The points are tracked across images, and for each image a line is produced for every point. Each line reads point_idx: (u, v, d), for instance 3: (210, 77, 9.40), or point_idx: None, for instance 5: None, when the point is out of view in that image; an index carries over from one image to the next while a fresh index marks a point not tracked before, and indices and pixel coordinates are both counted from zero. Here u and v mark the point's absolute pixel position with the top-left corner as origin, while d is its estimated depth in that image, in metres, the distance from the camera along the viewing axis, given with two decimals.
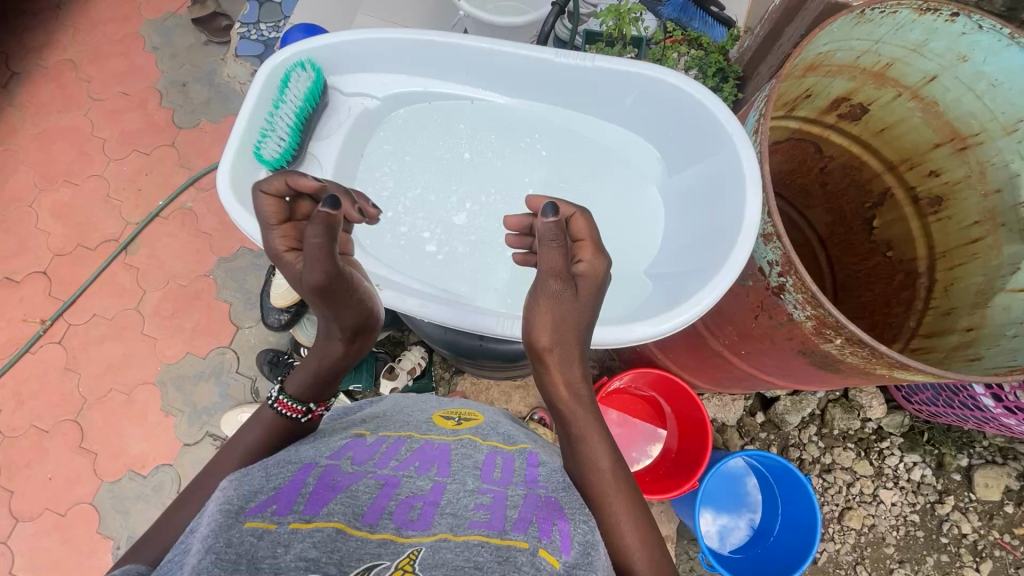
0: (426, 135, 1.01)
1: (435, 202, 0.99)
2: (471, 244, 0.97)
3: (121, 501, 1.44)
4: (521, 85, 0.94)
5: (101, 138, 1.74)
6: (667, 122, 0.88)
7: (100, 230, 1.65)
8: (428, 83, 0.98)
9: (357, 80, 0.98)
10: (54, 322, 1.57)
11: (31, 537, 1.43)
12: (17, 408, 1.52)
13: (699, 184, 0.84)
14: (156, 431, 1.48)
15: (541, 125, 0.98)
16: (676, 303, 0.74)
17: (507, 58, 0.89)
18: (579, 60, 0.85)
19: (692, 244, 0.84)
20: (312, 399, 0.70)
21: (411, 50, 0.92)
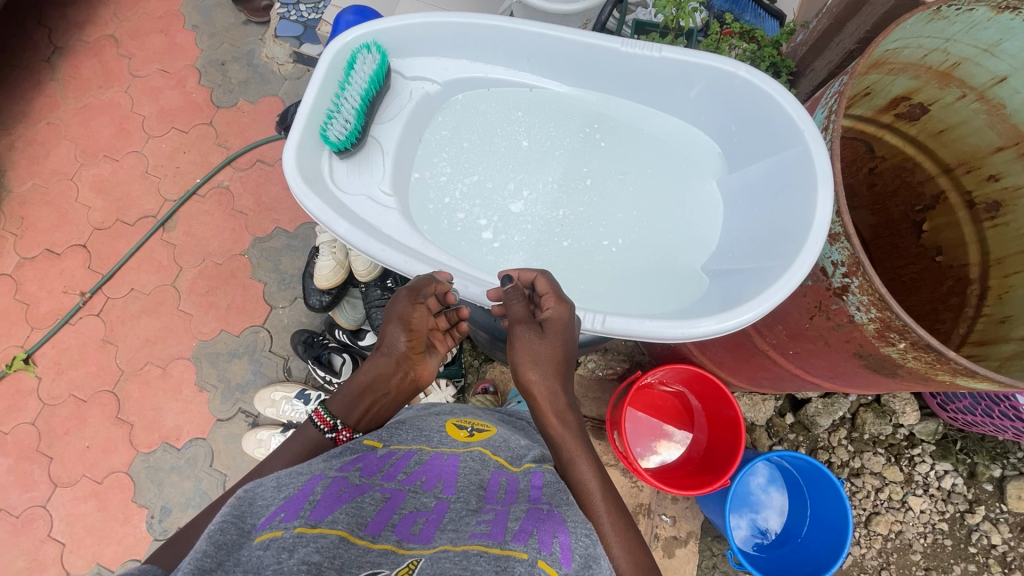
0: (482, 121, 1.00)
1: (492, 189, 0.98)
2: (527, 234, 0.95)
3: (156, 472, 1.47)
4: (581, 72, 0.94)
5: (141, 115, 1.76)
6: (733, 116, 0.87)
7: (139, 206, 1.68)
8: (489, 69, 0.98)
9: (417, 63, 0.97)
10: (93, 294, 1.60)
11: (69, 502, 1.47)
12: (57, 377, 1.56)
13: (768, 180, 0.82)
14: (191, 405, 1.51)
15: (599, 116, 0.98)
16: (741, 300, 0.73)
17: (572, 46, 0.88)
18: (646, 50, 0.84)
19: (756, 242, 0.82)
20: (342, 416, 0.74)
21: (473, 33, 0.91)
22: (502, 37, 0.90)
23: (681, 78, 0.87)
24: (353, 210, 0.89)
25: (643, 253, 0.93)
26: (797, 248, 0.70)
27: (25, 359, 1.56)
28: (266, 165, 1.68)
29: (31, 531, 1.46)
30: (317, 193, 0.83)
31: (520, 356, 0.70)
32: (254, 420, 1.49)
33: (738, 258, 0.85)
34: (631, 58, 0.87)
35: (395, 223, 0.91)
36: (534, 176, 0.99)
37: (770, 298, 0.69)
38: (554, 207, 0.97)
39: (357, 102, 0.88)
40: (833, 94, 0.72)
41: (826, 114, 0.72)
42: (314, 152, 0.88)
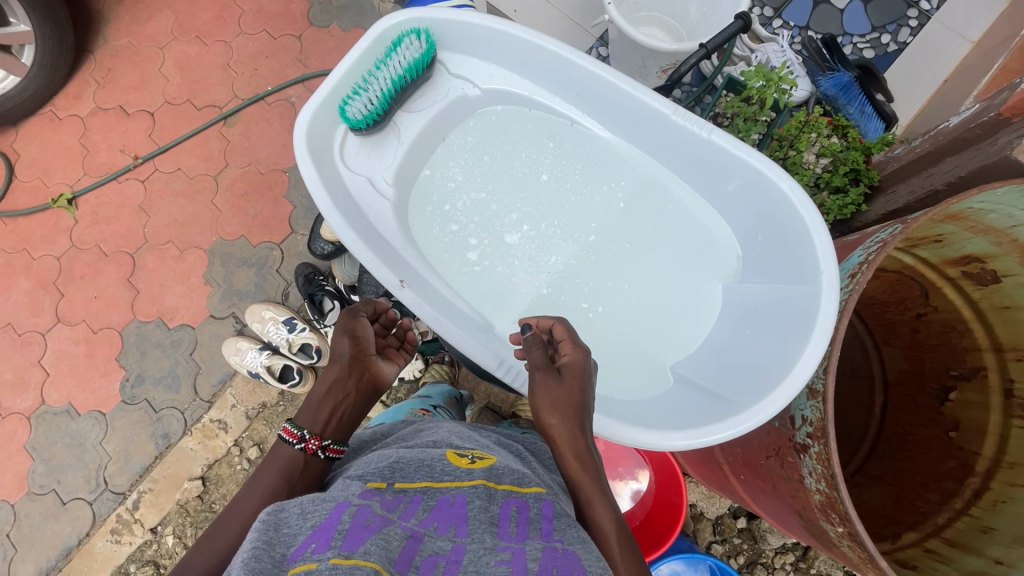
0: (510, 139, 1.00)
1: (494, 212, 0.98)
2: (512, 267, 0.96)
3: (144, 342, 1.57)
4: (624, 123, 0.90)
5: (240, 9, 1.80)
6: (760, 226, 0.81)
7: (210, 94, 1.74)
8: (535, 91, 0.96)
9: (466, 61, 0.97)
10: (144, 162, 1.69)
11: (64, 340, 1.59)
12: (91, 225, 1.67)
13: (770, 307, 0.78)
14: (193, 294, 1.59)
15: (631, 174, 0.94)
16: (691, 423, 0.72)
17: (622, 96, 0.85)
18: (695, 125, 0.80)
19: (734, 373, 0.79)
20: (310, 428, 0.75)
21: (529, 50, 0.90)
22: (559, 65, 0.88)
23: (720, 170, 0.83)
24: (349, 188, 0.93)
25: (617, 329, 0.92)
26: (761, 398, 0.68)
27: (68, 200, 1.67)
28: None
29: (26, 352, 1.59)
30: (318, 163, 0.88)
31: (543, 400, 0.69)
32: (241, 328, 1.55)
33: (714, 380, 0.82)
34: (668, 127, 0.83)
35: (385, 215, 0.95)
36: (541, 215, 0.97)
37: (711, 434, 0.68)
38: (551, 251, 0.97)
39: (385, 85, 0.90)
40: (876, 241, 0.65)
41: (862, 261, 0.65)
42: (333, 122, 0.92)
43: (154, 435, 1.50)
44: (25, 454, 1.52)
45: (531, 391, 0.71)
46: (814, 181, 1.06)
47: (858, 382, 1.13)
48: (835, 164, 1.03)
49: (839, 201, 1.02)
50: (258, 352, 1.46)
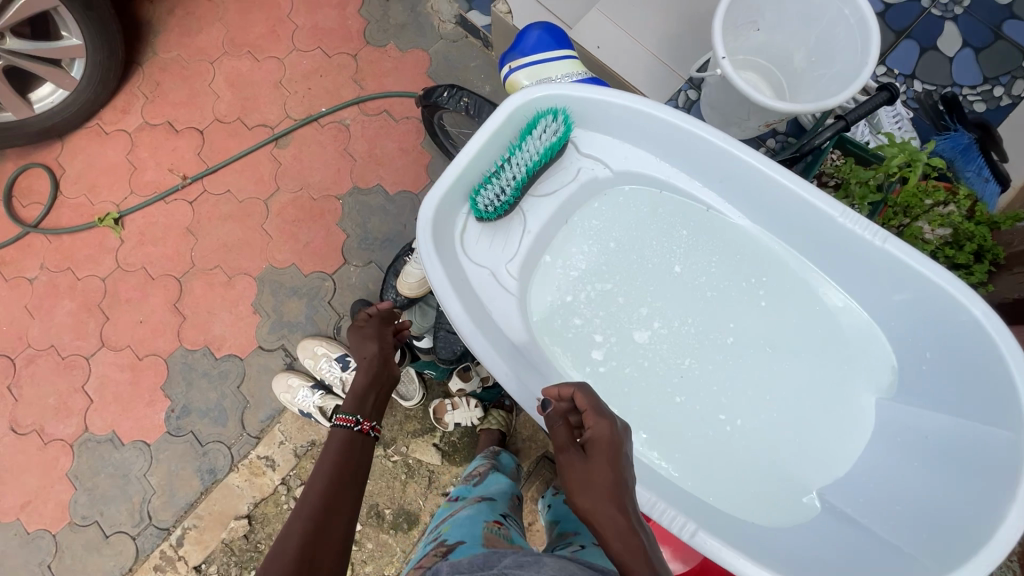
0: (641, 223, 0.92)
1: (621, 307, 0.90)
2: (642, 370, 0.88)
3: (190, 371, 1.52)
4: (772, 216, 0.85)
5: (294, 24, 1.74)
6: (934, 341, 0.77)
7: (261, 113, 1.68)
8: (673, 173, 0.91)
9: (597, 141, 0.93)
10: (193, 182, 1.64)
11: (108, 365, 1.55)
12: (137, 246, 1.62)
13: (952, 443, 0.74)
14: (240, 323, 1.54)
15: (776, 269, 0.87)
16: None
17: (783, 195, 0.80)
18: (868, 231, 0.76)
19: (910, 521, 0.73)
20: (360, 412, 0.86)
21: (678, 136, 0.86)
22: (710, 155, 0.84)
23: (899, 281, 0.77)
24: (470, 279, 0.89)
25: (762, 446, 0.84)
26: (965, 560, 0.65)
27: (115, 220, 1.63)
28: (391, 119, 1.63)
29: (70, 376, 1.55)
30: (441, 256, 0.85)
31: (571, 481, 0.63)
32: (290, 362, 1.50)
33: (882, 521, 0.76)
34: (836, 230, 0.78)
35: (507, 308, 0.90)
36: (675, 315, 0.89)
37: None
38: (687, 354, 0.88)
39: (519, 173, 0.87)
40: None
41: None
42: (455, 209, 0.90)
43: (199, 470, 1.46)
44: (67, 483, 1.49)
45: (560, 478, 0.65)
46: (931, 253, 0.98)
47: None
48: (957, 237, 0.96)
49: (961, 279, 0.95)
50: (310, 391, 1.42)
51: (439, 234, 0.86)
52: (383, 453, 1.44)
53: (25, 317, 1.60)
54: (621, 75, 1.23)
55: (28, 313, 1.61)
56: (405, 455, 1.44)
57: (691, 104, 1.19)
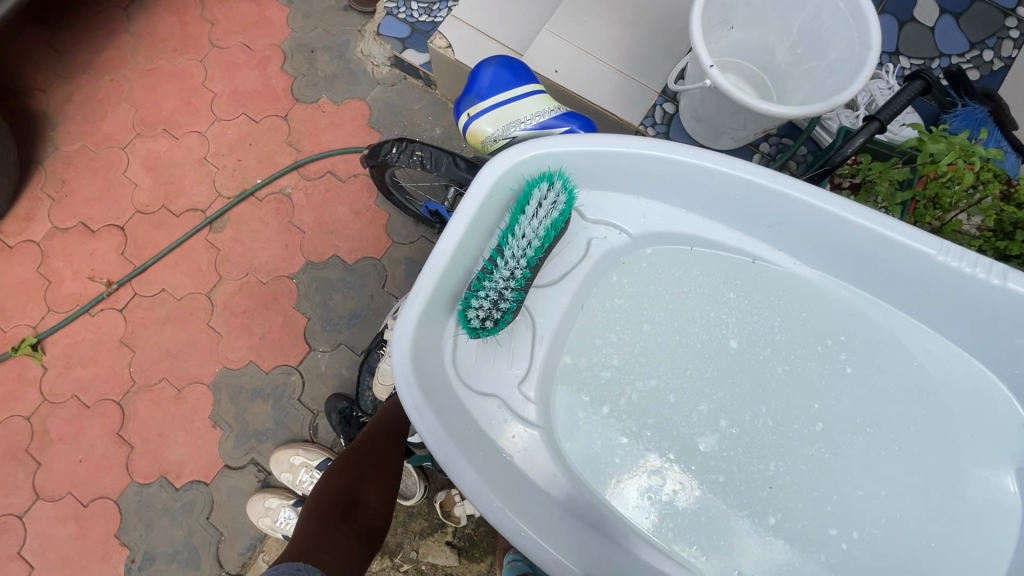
0: (677, 295, 0.76)
1: (674, 405, 0.73)
2: (716, 488, 0.71)
3: (147, 510, 1.29)
4: (834, 259, 0.72)
5: (212, 92, 1.56)
6: None
7: (189, 195, 1.48)
8: (703, 227, 0.77)
9: (605, 204, 0.79)
10: (120, 287, 1.43)
11: (47, 520, 1.30)
12: (64, 371, 1.39)
13: None
14: (199, 441, 1.32)
15: (853, 329, 0.73)
16: None
17: (850, 235, 0.67)
18: (969, 267, 0.63)
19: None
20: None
21: (712, 183, 0.72)
22: (754, 199, 0.71)
23: (1014, 323, 0.64)
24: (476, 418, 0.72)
25: (892, 569, 0.67)
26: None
27: (33, 345, 1.39)
28: (337, 180, 1.46)
29: (1, 542, 1.30)
30: (435, 404, 0.67)
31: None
32: (265, 477, 1.29)
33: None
34: (924, 269, 0.65)
35: (534, 442, 0.73)
36: (744, 407, 0.73)
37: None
38: (768, 454, 0.71)
39: (519, 266, 0.69)
40: None
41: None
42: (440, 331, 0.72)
43: None
44: None
45: None
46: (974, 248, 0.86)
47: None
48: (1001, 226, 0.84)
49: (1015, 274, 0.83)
50: (293, 511, 1.21)
51: (424, 374, 0.68)
52: (390, 564, 1.24)
53: None
54: (586, 98, 1.09)
55: None
56: (416, 561, 1.24)
57: (670, 119, 1.07)
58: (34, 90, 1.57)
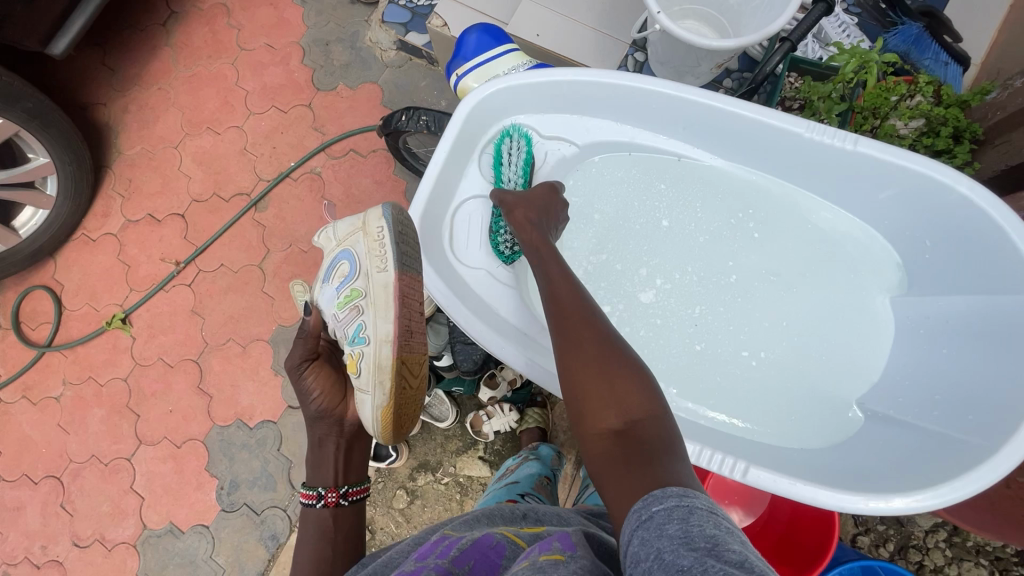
0: (617, 190, 1.05)
1: (621, 272, 1.04)
2: (654, 328, 1.02)
3: (229, 446, 1.55)
4: (735, 147, 0.96)
5: (245, 90, 1.77)
6: (927, 232, 0.88)
7: (235, 182, 1.71)
8: (636, 134, 1.02)
9: (559, 123, 1.03)
10: (187, 265, 1.67)
11: (150, 460, 1.57)
12: (149, 339, 1.65)
13: (971, 328, 0.83)
14: (266, 387, 1.57)
15: (756, 202, 1.01)
16: (925, 475, 0.76)
17: (745, 124, 0.89)
18: (837, 140, 0.84)
19: (940, 404, 0.84)
20: (323, 485, 0.91)
21: (638, 98, 0.94)
22: (668, 106, 0.93)
23: (875, 178, 0.87)
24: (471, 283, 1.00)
25: (784, 368, 0.99)
26: (1002, 440, 0.72)
27: (122, 319, 1.66)
28: (359, 156, 1.66)
29: (117, 480, 1.58)
30: (440, 270, 0.94)
31: (590, 392, 0.67)
32: None
33: (917, 413, 0.86)
34: (801, 144, 0.88)
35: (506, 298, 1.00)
36: (683, 278, 1.03)
37: (965, 487, 0.71)
38: (695, 295, 1.03)
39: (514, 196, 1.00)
40: None
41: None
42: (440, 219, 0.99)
43: (262, 538, 1.47)
44: None
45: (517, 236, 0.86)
46: (909, 147, 0.98)
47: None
48: (931, 125, 0.96)
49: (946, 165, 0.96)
50: None
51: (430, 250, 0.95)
52: (433, 477, 1.45)
53: (61, 434, 1.63)
54: (567, 57, 1.23)
55: (62, 430, 1.63)
56: (455, 474, 1.45)
57: (641, 67, 1.21)
58: (97, 104, 1.82)
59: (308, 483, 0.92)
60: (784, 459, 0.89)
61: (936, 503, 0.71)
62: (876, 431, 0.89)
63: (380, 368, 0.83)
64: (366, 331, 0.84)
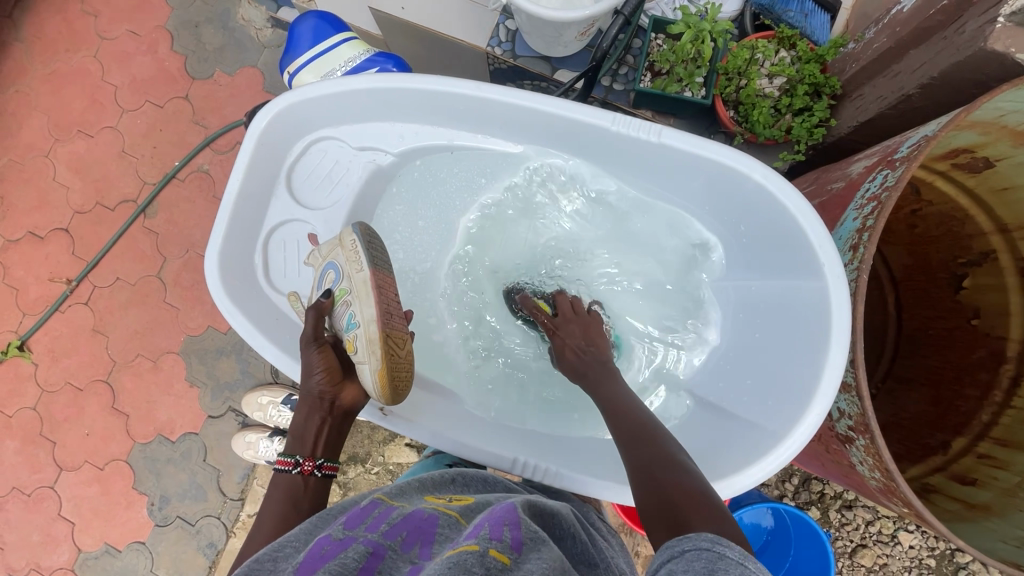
0: (441, 192, 0.94)
1: (452, 279, 0.96)
2: (485, 329, 0.96)
3: (153, 463, 1.52)
4: (557, 141, 0.87)
5: (113, 85, 1.62)
6: (742, 218, 0.82)
7: (117, 189, 1.59)
8: (454, 135, 0.91)
9: (370, 130, 0.91)
10: (79, 283, 1.58)
11: (75, 485, 1.54)
12: (52, 364, 1.58)
13: (774, 311, 0.80)
14: (183, 400, 1.53)
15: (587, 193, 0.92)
16: (725, 467, 0.74)
17: (549, 117, 0.81)
18: (643, 132, 0.78)
19: (752, 390, 0.81)
20: (301, 452, 0.76)
21: (442, 98, 0.83)
22: (471, 106, 0.83)
23: (685, 168, 0.81)
24: (287, 313, 0.89)
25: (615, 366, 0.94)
26: (792, 423, 0.70)
27: (19, 346, 1.57)
28: None
29: (43, 509, 1.55)
30: (246, 306, 0.84)
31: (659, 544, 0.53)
32: (244, 420, 1.51)
33: (736, 400, 0.83)
34: (610, 137, 0.80)
35: None
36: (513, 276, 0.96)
37: (753, 475, 0.71)
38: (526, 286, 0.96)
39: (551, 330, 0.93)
40: (869, 198, 0.64)
41: (861, 227, 0.64)
42: (245, 250, 0.86)
43: (200, 547, 1.48)
44: None
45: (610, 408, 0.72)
46: (772, 106, 0.96)
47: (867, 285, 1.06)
48: (791, 84, 0.95)
49: (807, 123, 0.93)
50: (270, 440, 1.43)
51: (234, 291, 0.84)
52: (362, 469, 1.45)
53: None
54: (436, 30, 1.12)
55: None
56: (384, 463, 1.46)
57: (514, 36, 1.10)
58: None
59: (285, 449, 0.76)
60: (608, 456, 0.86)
61: (724, 494, 0.70)
62: (697, 419, 0.86)
63: (369, 341, 0.75)
64: (354, 316, 0.76)
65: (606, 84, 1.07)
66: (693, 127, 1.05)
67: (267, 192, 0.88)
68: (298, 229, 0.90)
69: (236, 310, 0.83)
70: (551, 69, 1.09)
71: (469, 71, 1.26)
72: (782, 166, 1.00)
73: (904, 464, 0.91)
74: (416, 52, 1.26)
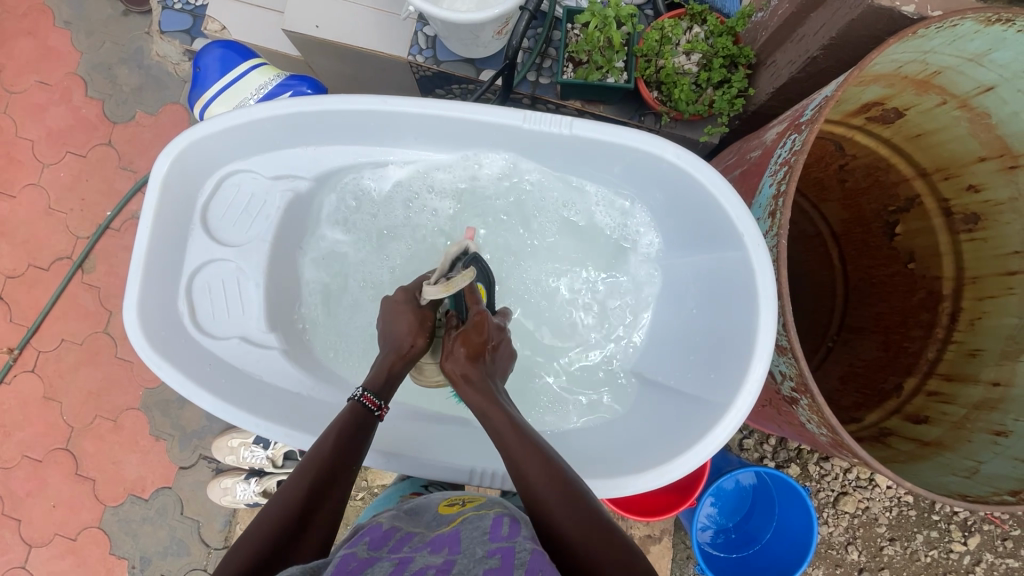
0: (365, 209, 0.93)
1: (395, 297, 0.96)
2: None
3: (129, 525, 1.46)
4: (476, 143, 0.86)
5: (29, 140, 1.55)
6: (664, 195, 0.83)
7: (50, 247, 1.52)
8: (369, 150, 0.90)
9: (281, 157, 0.88)
10: (22, 350, 1.50)
11: (47, 561, 1.47)
12: (5, 439, 1.50)
13: (705, 285, 0.82)
14: (150, 456, 1.47)
15: (513, 192, 0.93)
16: (674, 446, 0.75)
17: (464, 123, 0.80)
18: (557, 126, 0.78)
19: (696, 365, 0.82)
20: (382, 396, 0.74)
21: (351, 117, 0.81)
22: (382, 120, 0.82)
23: (603, 155, 0.81)
24: (221, 356, 0.87)
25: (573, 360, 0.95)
26: (734, 393, 0.71)
27: None
28: None
29: None
30: (175, 356, 0.81)
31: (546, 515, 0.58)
32: (217, 465, 1.46)
33: (684, 377, 0.83)
34: (526, 135, 0.80)
35: (273, 359, 0.90)
36: None
37: (703, 452, 0.71)
38: None
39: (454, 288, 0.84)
40: (780, 163, 0.66)
41: (776, 192, 0.66)
42: (168, 300, 0.84)
43: None
44: None
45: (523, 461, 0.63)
46: (692, 82, 0.97)
47: (808, 242, 1.07)
48: (707, 58, 0.96)
49: (727, 95, 0.95)
50: (247, 483, 1.40)
51: (161, 342, 0.81)
52: (347, 497, 1.23)
53: None
54: (352, 43, 1.10)
55: None
56: None
57: (434, 41, 1.09)
58: None
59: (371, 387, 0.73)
60: (572, 451, 0.87)
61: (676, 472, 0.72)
62: (649, 402, 0.86)
63: None
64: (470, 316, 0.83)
65: (532, 80, 1.07)
66: (621, 112, 1.04)
67: (183, 236, 0.85)
68: (221, 270, 0.88)
69: (167, 364, 0.80)
70: (475, 70, 1.07)
71: (396, 82, 1.23)
72: (710, 140, 1.01)
73: (864, 412, 0.94)
74: (340, 69, 1.23)
